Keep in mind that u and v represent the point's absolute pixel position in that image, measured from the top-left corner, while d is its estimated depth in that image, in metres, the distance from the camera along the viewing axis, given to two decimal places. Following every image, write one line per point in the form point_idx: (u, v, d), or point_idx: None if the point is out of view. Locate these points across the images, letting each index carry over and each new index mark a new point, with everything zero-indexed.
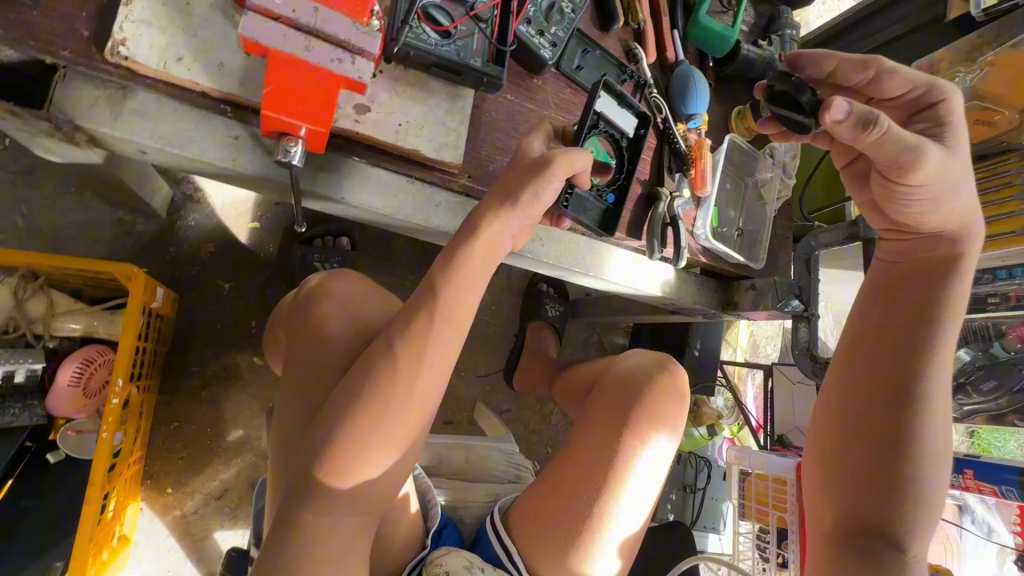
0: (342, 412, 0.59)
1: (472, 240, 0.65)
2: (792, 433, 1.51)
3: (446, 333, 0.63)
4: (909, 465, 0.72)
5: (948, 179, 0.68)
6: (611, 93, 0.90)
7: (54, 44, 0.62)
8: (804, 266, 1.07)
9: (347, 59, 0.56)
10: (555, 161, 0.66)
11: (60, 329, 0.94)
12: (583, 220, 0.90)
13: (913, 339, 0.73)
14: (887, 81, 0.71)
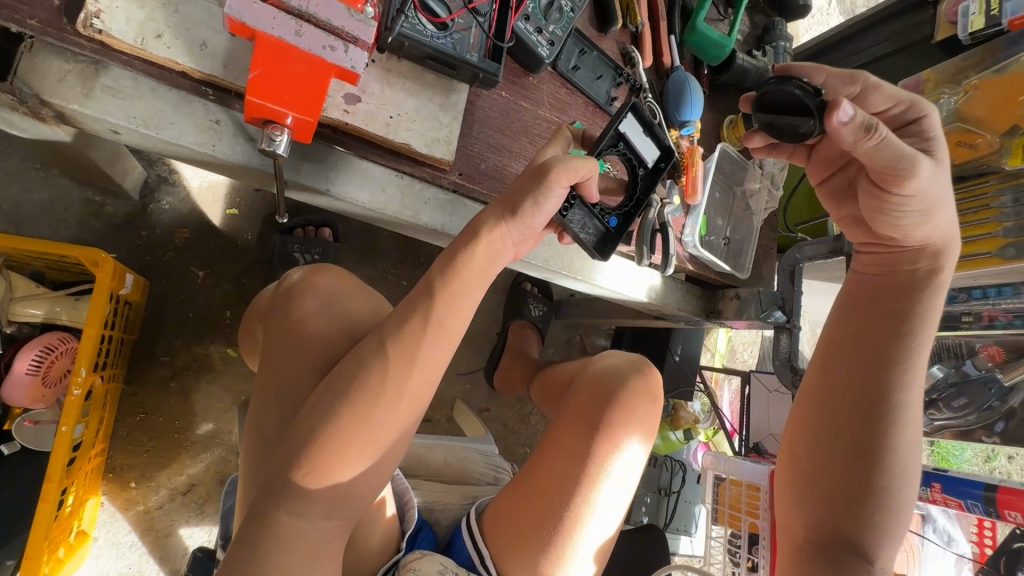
0: (327, 413, 0.57)
1: (472, 242, 0.63)
2: (766, 439, 1.53)
3: (440, 339, 0.61)
4: (881, 478, 0.70)
5: (937, 190, 0.65)
6: (639, 118, 0.84)
7: (20, 12, 0.57)
8: (787, 277, 1.07)
9: (341, 47, 0.53)
10: (557, 170, 0.63)
11: (20, 314, 0.89)
12: (580, 233, 0.80)
13: (889, 350, 0.71)
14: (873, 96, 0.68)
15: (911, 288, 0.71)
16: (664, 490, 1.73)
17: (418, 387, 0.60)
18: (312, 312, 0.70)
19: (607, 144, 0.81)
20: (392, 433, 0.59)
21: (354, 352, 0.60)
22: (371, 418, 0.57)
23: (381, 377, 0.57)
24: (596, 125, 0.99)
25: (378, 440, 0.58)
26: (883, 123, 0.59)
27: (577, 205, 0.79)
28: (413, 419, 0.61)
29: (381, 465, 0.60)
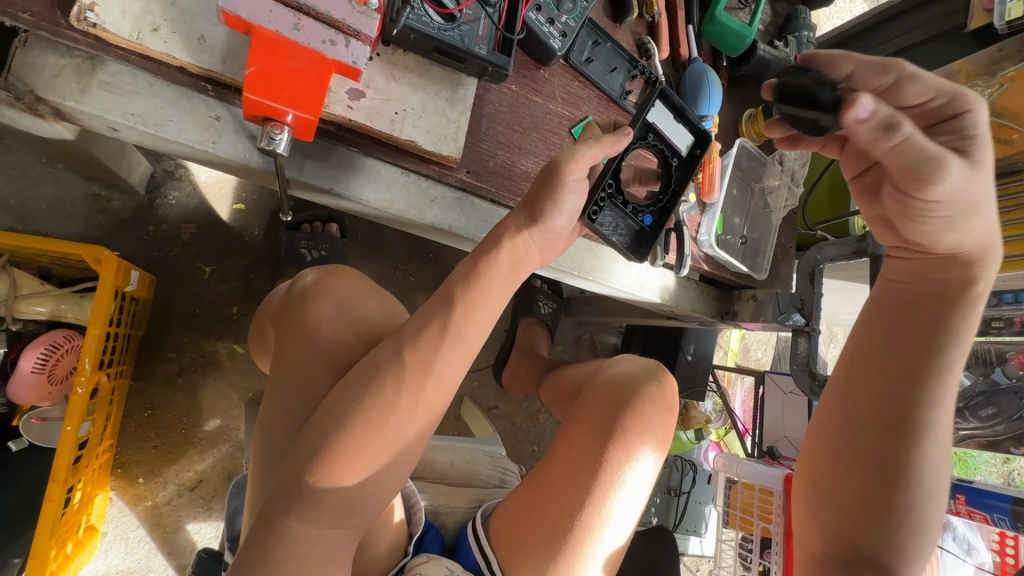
0: (341, 421, 0.54)
1: (494, 253, 0.59)
2: (780, 442, 1.50)
3: (457, 349, 0.58)
4: (906, 495, 0.66)
5: (981, 185, 0.59)
6: (669, 104, 0.79)
7: (12, 5, 0.55)
8: (807, 278, 1.04)
9: (341, 42, 0.51)
10: (567, 160, 0.59)
11: (22, 312, 0.87)
12: (611, 233, 0.79)
13: (923, 359, 0.66)
14: (909, 86, 0.62)
15: (949, 296, 0.66)
16: (673, 490, 1.71)
17: (433, 397, 0.57)
18: (326, 316, 0.68)
19: (638, 136, 0.78)
20: (405, 442, 0.57)
21: (370, 357, 0.57)
22: (385, 425, 0.55)
23: (397, 386, 0.55)
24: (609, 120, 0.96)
25: (392, 448, 0.56)
26: (909, 120, 0.54)
27: (607, 203, 0.77)
28: (429, 429, 0.59)
29: (393, 474, 0.58)
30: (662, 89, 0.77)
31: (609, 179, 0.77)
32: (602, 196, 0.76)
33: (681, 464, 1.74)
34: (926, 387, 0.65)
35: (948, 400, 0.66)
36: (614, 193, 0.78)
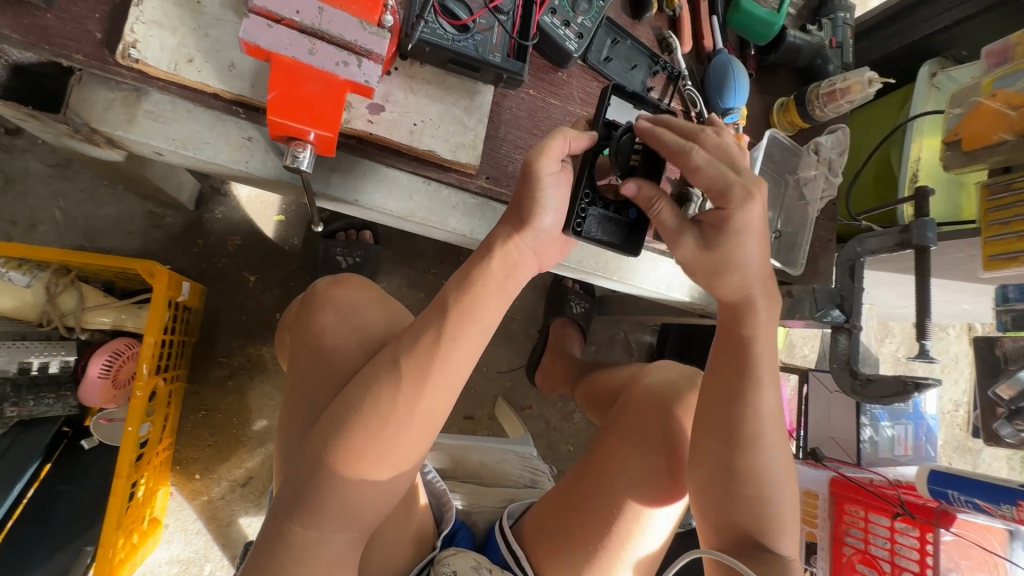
0: (341, 430, 0.57)
1: (485, 261, 0.64)
2: (826, 443, 1.43)
3: (456, 355, 0.61)
4: (763, 488, 0.68)
5: (726, 244, 0.69)
6: (623, 95, 0.76)
7: (67, 48, 0.60)
8: (846, 274, 0.99)
9: (353, 62, 0.53)
10: (536, 158, 0.63)
11: (88, 324, 0.95)
12: (602, 238, 0.76)
13: (741, 363, 0.70)
14: (693, 176, 0.68)
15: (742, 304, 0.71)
16: None
17: (431, 405, 0.60)
18: (332, 325, 0.69)
19: (603, 137, 0.74)
20: (407, 448, 0.59)
21: (367, 366, 0.61)
22: (382, 432, 0.57)
23: (394, 394, 0.58)
24: None
25: (393, 455, 0.58)
26: (661, 204, 0.71)
27: (590, 211, 0.75)
28: (429, 435, 0.61)
29: (393, 481, 0.60)
30: (614, 85, 0.76)
31: (585, 186, 0.74)
32: (584, 206, 0.73)
33: None
34: (746, 392, 0.69)
35: (773, 396, 0.70)
36: (595, 198, 0.75)
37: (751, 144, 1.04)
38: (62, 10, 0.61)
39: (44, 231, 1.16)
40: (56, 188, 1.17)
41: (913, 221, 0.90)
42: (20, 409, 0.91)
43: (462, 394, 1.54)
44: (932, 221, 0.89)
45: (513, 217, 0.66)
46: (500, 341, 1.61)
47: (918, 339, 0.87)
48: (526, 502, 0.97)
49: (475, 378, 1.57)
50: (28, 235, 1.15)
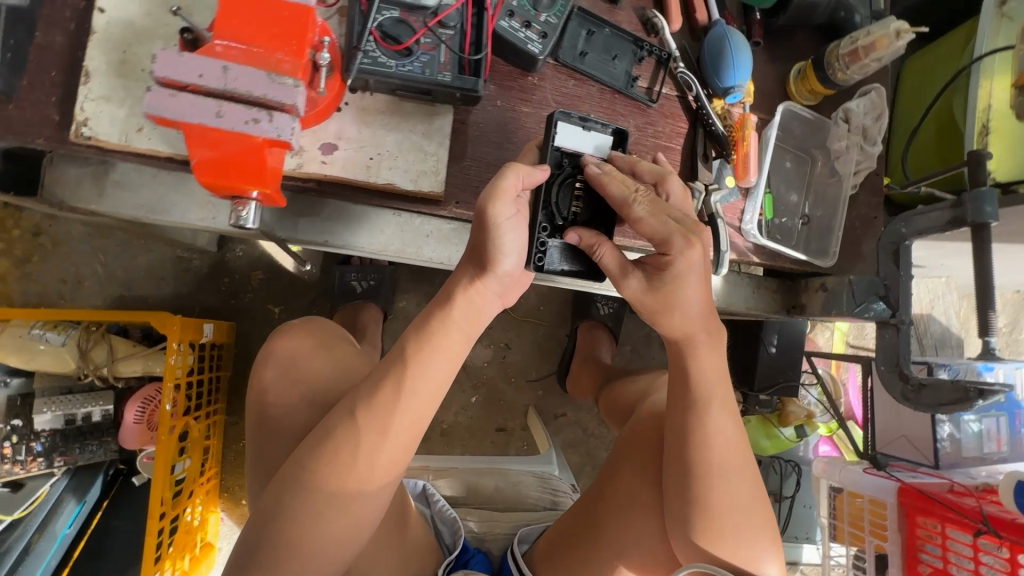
0: (301, 488, 0.57)
1: (445, 309, 0.62)
2: (897, 442, 1.27)
3: (416, 404, 0.59)
4: (725, 513, 0.70)
5: (669, 289, 0.68)
6: (571, 121, 0.74)
7: (29, 134, 0.63)
8: (891, 259, 0.85)
9: (265, 118, 0.52)
10: (487, 205, 0.59)
11: (121, 373, 1.03)
12: (566, 265, 0.76)
13: (688, 399, 0.71)
14: (638, 227, 0.69)
15: (684, 342, 0.71)
16: (772, 495, 1.53)
17: (392, 456, 0.59)
18: (274, 380, 0.70)
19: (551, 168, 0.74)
20: (370, 499, 0.59)
21: (326, 420, 0.60)
22: (345, 487, 0.58)
23: (354, 450, 0.57)
24: (616, 113, 0.87)
25: (358, 509, 0.59)
26: (603, 249, 0.72)
27: (550, 240, 0.75)
28: (394, 485, 0.61)
29: (356, 531, 0.60)
30: (558, 113, 0.73)
31: (541, 216, 0.74)
32: (542, 236, 0.74)
33: (781, 466, 1.54)
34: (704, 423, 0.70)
35: (727, 424, 0.71)
36: (552, 228, 0.75)
37: (764, 122, 0.92)
38: (21, 98, 0.63)
39: (90, 285, 1.26)
40: (96, 245, 1.26)
41: (966, 193, 0.76)
42: (66, 458, 0.99)
43: (492, 407, 1.52)
44: (992, 192, 0.74)
45: (477, 258, 0.62)
46: (528, 349, 1.56)
47: (980, 335, 0.73)
48: (542, 525, 0.96)
49: (505, 389, 1.53)
50: (77, 291, 1.25)
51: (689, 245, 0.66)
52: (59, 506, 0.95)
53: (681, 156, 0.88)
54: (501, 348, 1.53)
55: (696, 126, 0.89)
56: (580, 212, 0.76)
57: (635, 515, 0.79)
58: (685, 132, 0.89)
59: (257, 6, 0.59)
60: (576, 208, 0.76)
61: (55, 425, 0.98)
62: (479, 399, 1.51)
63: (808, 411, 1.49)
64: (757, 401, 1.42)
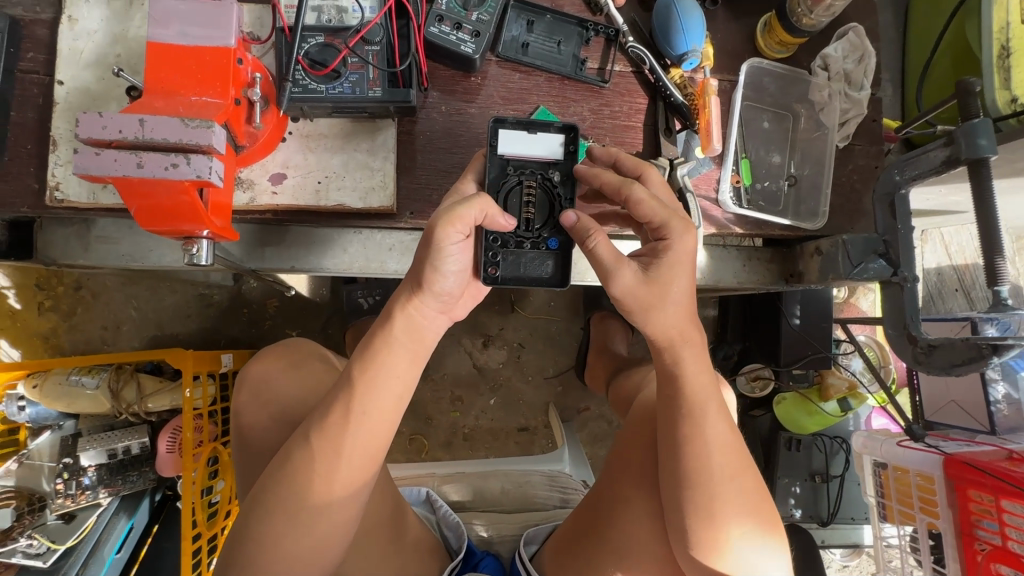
0: (264, 510, 0.58)
1: (387, 326, 0.61)
2: (946, 409, 1.17)
3: (367, 426, 0.59)
4: (727, 527, 0.62)
5: (666, 280, 0.61)
6: (512, 125, 0.69)
7: (14, 204, 0.70)
8: (888, 212, 0.75)
9: (183, 161, 0.55)
10: (435, 230, 0.56)
11: (152, 408, 1.11)
12: (523, 276, 0.71)
13: (678, 406, 0.63)
14: (635, 210, 0.62)
15: (670, 344, 0.63)
16: (820, 475, 1.42)
17: (350, 475, 0.59)
18: (247, 404, 0.75)
19: (495, 178, 0.70)
20: (334, 520, 0.60)
21: (284, 448, 0.61)
22: (305, 508, 0.58)
23: (310, 473, 0.58)
24: (568, 99, 0.84)
25: (323, 530, 0.59)
26: (599, 234, 0.62)
27: (502, 251, 0.70)
28: (359, 501, 0.61)
29: (324, 551, 0.60)
30: (497, 119, 0.69)
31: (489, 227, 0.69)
32: (493, 248, 0.69)
33: (828, 444, 1.43)
34: (694, 430, 0.62)
35: (722, 430, 0.63)
36: (504, 237, 0.70)
37: (731, 84, 0.86)
38: (5, 174, 0.70)
39: (126, 329, 1.37)
40: (128, 292, 1.37)
41: (958, 127, 0.67)
42: (111, 489, 1.08)
43: (512, 408, 1.51)
44: (986, 123, 0.65)
45: (411, 273, 0.61)
46: (543, 347, 1.53)
47: (989, 285, 0.66)
48: (550, 525, 0.93)
49: (523, 389, 1.52)
50: (116, 336, 1.36)
51: (693, 239, 0.62)
52: (107, 531, 1.05)
53: (643, 134, 0.85)
54: (515, 348, 1.52)
55: (656, 100, 0.85)
56: (534, 219, 0.71)
57: (634, 523, 0.73)
58: (646, 107, 0.85)
59: (181, 56, 0.62)
60: (529, 215, 0.71)
61: (100, 459, 1.08)
62: (498, 401, 1.50)
63: (851, 381, 1.37)
64: (790, 376, 1.36)
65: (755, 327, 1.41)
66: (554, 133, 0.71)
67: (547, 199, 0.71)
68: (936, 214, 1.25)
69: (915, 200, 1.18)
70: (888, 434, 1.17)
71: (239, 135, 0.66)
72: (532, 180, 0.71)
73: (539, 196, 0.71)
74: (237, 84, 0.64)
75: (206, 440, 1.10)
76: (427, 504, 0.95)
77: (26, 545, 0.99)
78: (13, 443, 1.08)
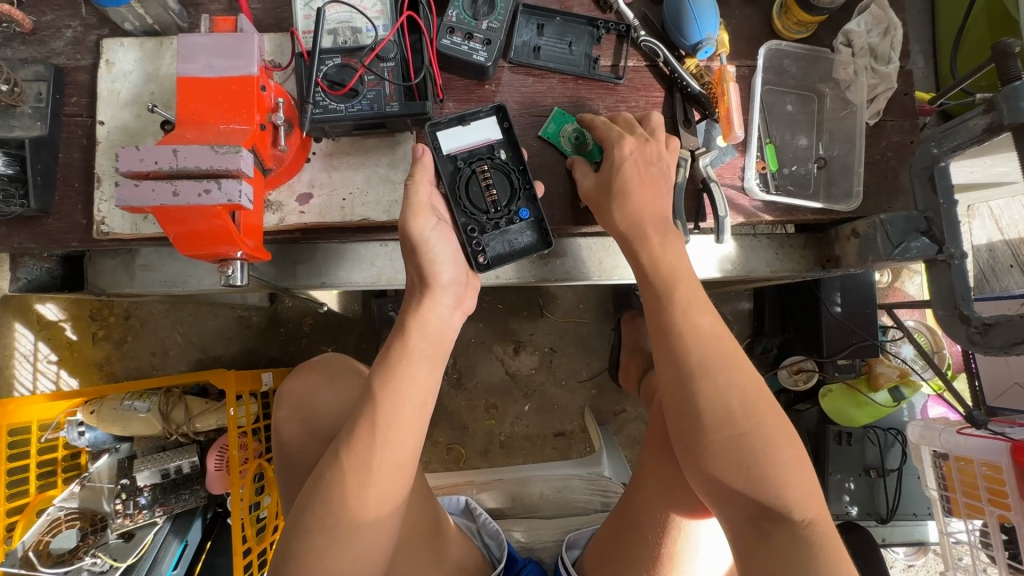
0: (300, 532, 0.58)
1: (405, 337, 0.64)
2: (1009, 393, 1.11)
3: (394, 436, 0.60)
4: (785, 513, 0.59)
5: (612, 173, 0.74)
6: (446, 124, 0.75)
7: (67, 240, 0.75)
8: (928, 187, 0.72)
9: (214, 186, 0.57)
10: (406, 221, 0.65)
11: (199, 428, 1.15)
12: (512, 251, 0.76)
13: (693, 378, 0.63)
14: (591, 130, 0.79)
15: (662, 335, 0.67)
16: (875, 469, 1.34)
17: (382, 490, 0.59)
18: (288, 426, 0.77)
19: (450, 176, 0.76)
20: (372, 536, 0.59)
21: (316, 468, 0.61)
22: (343, 523, 0.58)
23: (343, 487, 0.58)
24: (584, 99, 0.83)
25: (359, 545, 0.58)
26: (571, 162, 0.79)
27: (483, 236, 0.76)
28: (393, 516, 0.60)
29: (365, 566, 0.59)
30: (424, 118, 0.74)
31: (462, 218, 0.75)
32: (473, 237, 0.75)
33: (881, 436, 1.36)
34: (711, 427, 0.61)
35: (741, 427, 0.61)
36: (478, 224, 0.76)
37: (750, 70, 0.85)
38: (58, 213, 0.75)
39: (173, 354, 1.43)
40: (173, 318, 1.43)
41: (999, 92, 0.62)
42: (165, 507, 1.13)
43: (548, 412, 1.50)
44: None
45: (420, 279, 0.67)
46: (575, 350, 1.51)
47: None
48: (592, 530, 0.91)
49: (557, 394, 1.50)
50: (164, 361, 1.42)
51: (626, 143, 0.73)
52: (162, 550, 1.08)
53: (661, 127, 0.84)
54: (547, 353, 1.51)
55: (673, 92, 0.84)
56: (498, 199, 0.75)
57: None
58: (663, 100, 0.84)
59: (210, 88, 0.65)
60: (493, 195, 0.75)
61: (155, 479, 1.14)
62: (533, 407, 1.50)
63: (902, 369, 1.30)
64: (835, 366, 1.30)
65: (793, 318, 1.36)
66: (485, 117, 0.76)
67: (501, 176, 0.76)
68: (985, 187, 1.18)
69: (959, 175, 1.13)
70: (946, 423, 1.10)
71: (266, 159, 0.69)
72: (483, 164, 0.76)
73: (494, 176, 0.76)
74: (262, 110, 0.67)
75: (251, 457, 1.13)
76: (464, 510, 0.95)
77: (91, 562, 1.04)
78: (75, 466, 1.16)
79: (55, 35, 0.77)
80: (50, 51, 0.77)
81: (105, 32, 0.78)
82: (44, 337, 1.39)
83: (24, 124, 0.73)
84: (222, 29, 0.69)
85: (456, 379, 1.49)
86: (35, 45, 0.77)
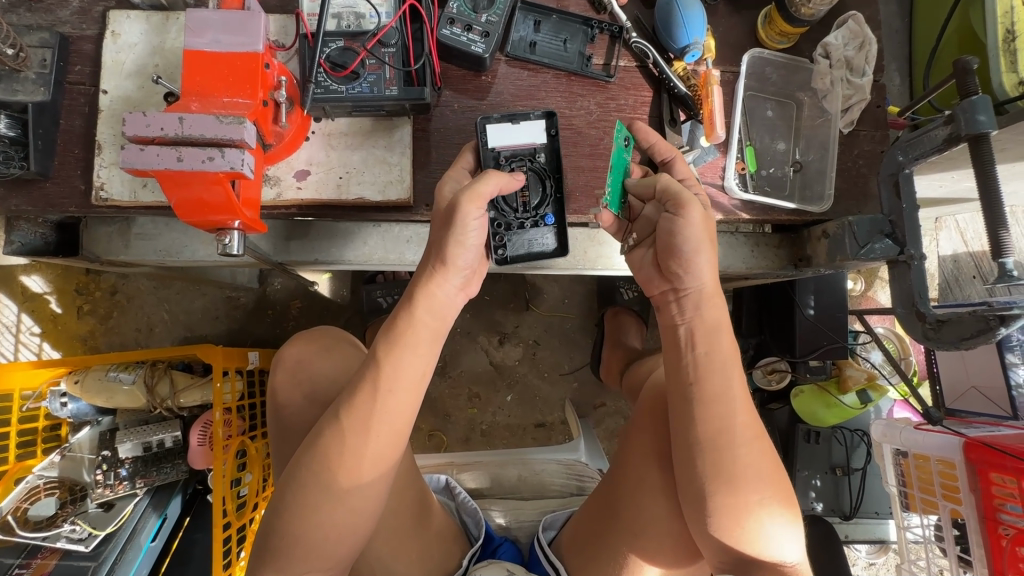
0: (296, 486, 0.61)
1: (411, 309, 0.66)
2: (967, 396, 1.18)
3: (393, 403, 0.63)
4: (752, 486, 0.63)
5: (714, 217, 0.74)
6: (497, 120, 0.78)
7: (65, 205, 0.76)
8: (893, 192, 0.76)
9: (218, 154, 0.60)
10: (462, 204, 0.64)
11: (183, 403, 1.14)
12: (530, 252, 0.80)
13: (689, 372, 0.67)
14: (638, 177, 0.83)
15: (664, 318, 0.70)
16: (840, 468, 1.41)
17: (378, 452, 0.62)
18: (287, 387, 0.82)
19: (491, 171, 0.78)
20: (364, 495, 0.62)
21: (314, 428, 0.64)
22: (336, 483, 0.60)
23: (341, 449, 0.61)
24: (576, 95, 0.87)
25: (350, 504, 0.61)
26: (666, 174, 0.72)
27: (506, 234, 0.79)
28: (389, 478, 0.64)
29: (355, 524, 0.62)
30: (483, 119, 0.77)
31: (491, 213, 0.79)
32: (498, 232, 0.78)
33: (848, 437, 1.42)
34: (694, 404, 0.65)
35: (723, 407, 0.64)
36: (506, 222, 0.79)
37: (734, 75, 0.89)
38: (57, 177, 0.76)
39: (159, 331, 1.43)
40: (160, 295, 1.43)
41: (957, 106, 0.66)
42: (146, 480, 1.13)
43: (529, 404, 1.53)
44: (985, 99, 0.65)
45: (433, 251, 0.68)
46: (559, 343, 1.55)
47: (993, 258, 0.67)
48: (567, 511, 0.94)
49: (539, 386, 1.54)
50: (149, 337, 1.42)
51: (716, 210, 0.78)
52: (141, 522, 1.10)
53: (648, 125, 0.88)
54: (531, 345, 1.54)
55: (661, 92, 0.88)
56: (529, 200, 0.79)
57: (646, 505, 0.73)
58: (651, 99, 0.88)
59: (215, 62, 0.67)
60: (525, 197, 0.79)
61: (135, 452, 1.14)
62: (515, 398, 1.53)
63: (869, 373, 1.32)
64: (807, 368, 1.35)
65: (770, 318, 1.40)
66: (535, 118, 0.79)
67: (534, 181, 0.79)
68: (952, 200, 1.25)
69: (927, 188, 1.19)
70: (907, 422, 1.15)
71: (267, 134, 0.71)
72: (521, 166, 0.79)
73: (529, 178, 0.79)
74: (265, 86, 0.69)
75: (234, 434, 1.11)
76: (444, 489, 0.98)
77: (70, 530, 1.04)
78: (55, 437, 1.16)
79: (62, 4, 0.79)
80: (56, 20, 0.79)
81: (112, 4, 0.80)
82: (28, 309, 1.38)
83: (27, 89, 0.74)
84: (230, 6, 0.71)
85: (440, 368, 1.52)
86: (42, 12, 0.79)
